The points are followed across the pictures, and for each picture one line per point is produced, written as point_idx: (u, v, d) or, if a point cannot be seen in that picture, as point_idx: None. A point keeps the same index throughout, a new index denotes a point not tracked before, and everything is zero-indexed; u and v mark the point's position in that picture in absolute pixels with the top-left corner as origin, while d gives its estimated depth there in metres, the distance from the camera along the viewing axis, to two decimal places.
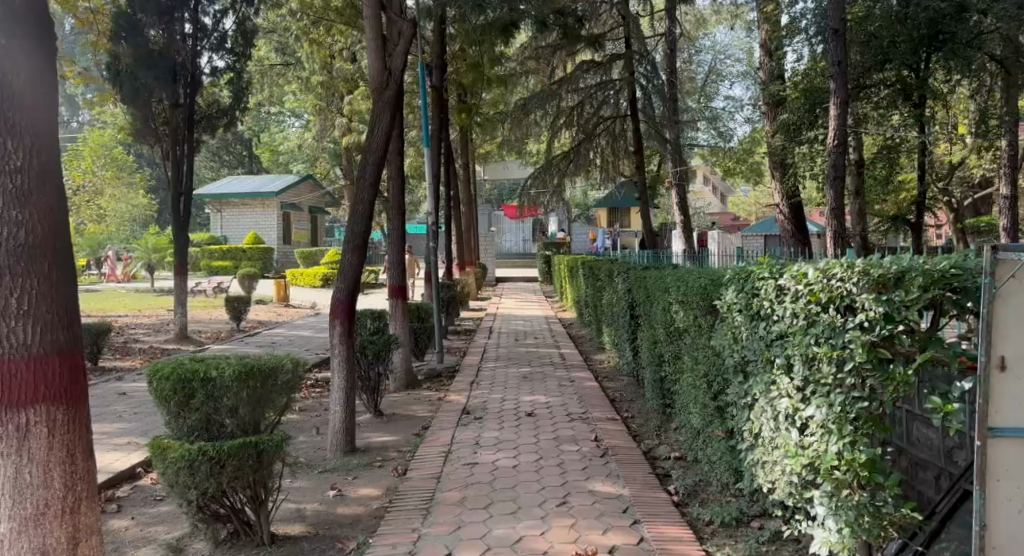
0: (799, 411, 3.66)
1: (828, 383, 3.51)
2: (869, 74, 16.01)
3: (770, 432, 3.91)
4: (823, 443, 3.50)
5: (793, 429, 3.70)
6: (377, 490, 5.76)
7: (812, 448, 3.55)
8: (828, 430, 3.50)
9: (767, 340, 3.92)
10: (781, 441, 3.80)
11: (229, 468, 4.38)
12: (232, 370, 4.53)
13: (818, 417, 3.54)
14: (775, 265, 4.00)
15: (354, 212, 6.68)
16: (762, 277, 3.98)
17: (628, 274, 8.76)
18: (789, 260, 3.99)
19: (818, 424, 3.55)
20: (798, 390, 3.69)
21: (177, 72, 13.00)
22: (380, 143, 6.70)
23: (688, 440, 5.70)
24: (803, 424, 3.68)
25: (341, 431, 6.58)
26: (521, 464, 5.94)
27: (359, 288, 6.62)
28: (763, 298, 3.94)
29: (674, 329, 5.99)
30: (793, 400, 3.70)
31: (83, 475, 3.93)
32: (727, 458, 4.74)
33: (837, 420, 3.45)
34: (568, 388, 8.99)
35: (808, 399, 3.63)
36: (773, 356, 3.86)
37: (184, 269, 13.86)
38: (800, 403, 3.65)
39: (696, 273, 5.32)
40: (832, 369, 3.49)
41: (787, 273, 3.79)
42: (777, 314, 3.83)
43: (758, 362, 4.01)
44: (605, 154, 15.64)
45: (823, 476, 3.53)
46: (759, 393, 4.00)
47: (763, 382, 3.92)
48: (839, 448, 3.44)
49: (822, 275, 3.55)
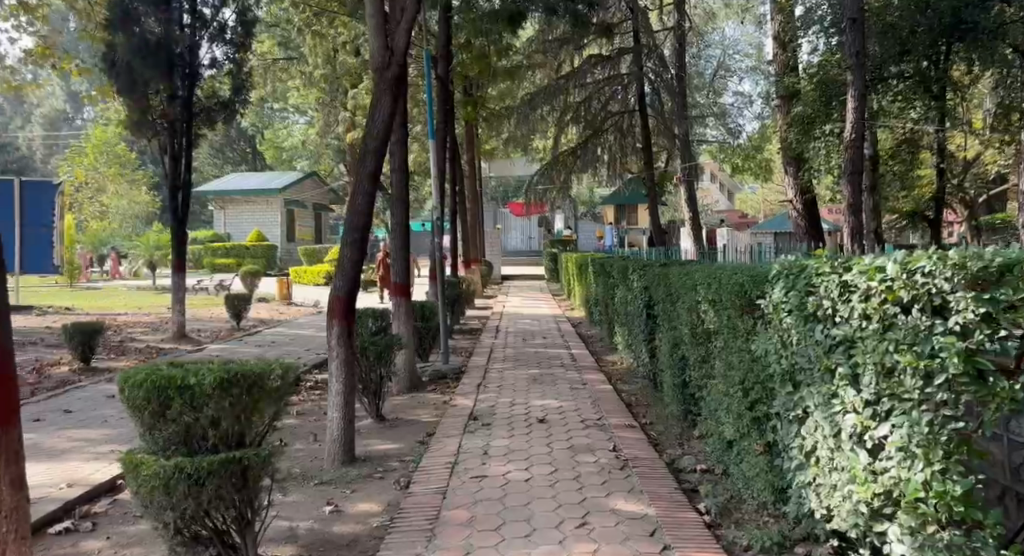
0: (870, 429, 3.16)
1: (909, 398, 3.00)
2: (887, 66, 15.35)
3: (829, 452, 3.42)
4: (904, 470, 3.00)
5: (862, 451, 3.20)
6: (378, 506, 5.27)
7: (889, 476, 3.06)
8: (909, 454, 3.00)
9: (826, 345, 3.42)
10: (845, 464, 3.30)
11: (210, 488, 3.89)
12: (212, 377, 3.98)
13: (896, 439, 3.03)
14: (833, 258, 3.51)
15: (355, 203, 6.18)
16: (821, 273, 3.49)
17: (644, 271, 8.27)
18: (849, 252, 3.52)
19: (895, 446, 3.04)
20: (866, 403, 3.20)
21: (176, 62, 12.54)
22: (382, 127, 6.22)
23: (720, 453, 5.25)
24: (875, 446, 3.18)
25: (339, 441, 6.11)
26: (534, 477, 5.45)
27: (360, 283, 6.14)
28: (822, 297, 3.44)
29: (702, 330, 5.51)
30: (860, 416, 3.21)
31: (10, 513, 3.51)
32: (769, 475, 4.27)
33: (924, 443, 2.94)
34: (580, 391, 8.51)
35: (880, 416, 3.14)
36: (835, 365, 3.36)
37: (184, 267, 13.41)
38: (870, 421, 3.15)
39: (729, 268, 4.84)
40: (917, 383, 2.96)
41: (855, 268, 3.28)
42: (841, 316, 3.33)
43: (814, 370, 3.52)
44: (612, 150, 15.09)
45: (902, 507, 3.02)
46: (815, 406, 3.50)
47: (823, 393, 3.43)
48: (925, 477, 2.93)
49: (902, 270, 3.04)
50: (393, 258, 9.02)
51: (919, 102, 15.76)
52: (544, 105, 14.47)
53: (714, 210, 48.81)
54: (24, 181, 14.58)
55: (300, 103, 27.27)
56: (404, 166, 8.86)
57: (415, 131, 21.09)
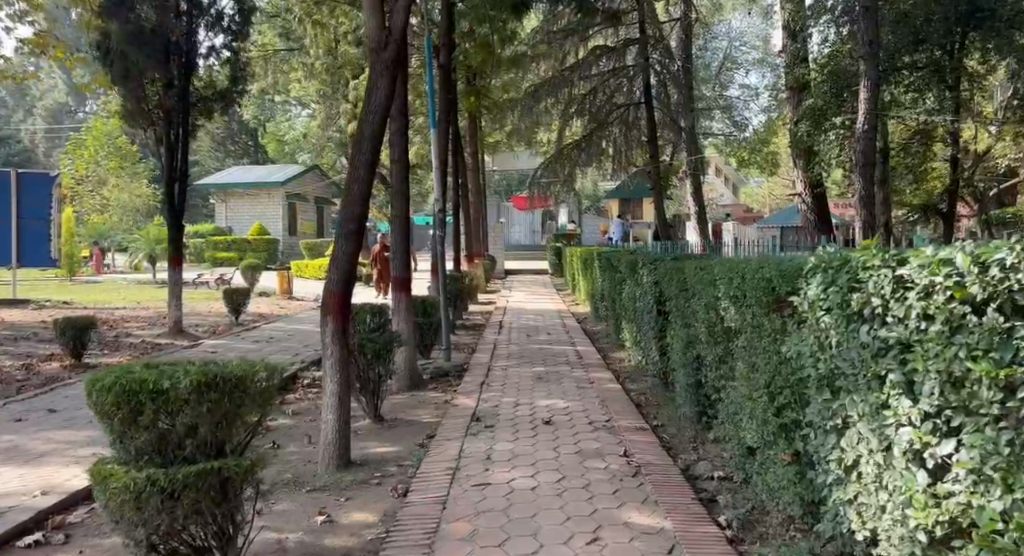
0: (931, 447, 2.75)
1: (984, 413, 2.58)
2: (901, 55, 14.81)
3: (877, 468, 3.04)
4: (974, 496, 2.59)
5: (921, 470, 2.81)
6: (372, 515, 4.93)
7: (957, 501, 2.64)
8: (983, 479, 2.59)
9: (874, 346, 3.03)
10: (897, 484, 2.93)
11: (185, 504, 3.52)
12: (188, 381, 3.61)
13: (965, 459, 2.63)
14: (882, 250, 3.12)
15: (352, 193, 5.83)
16: (869, 268, 3.11)
17: (654, 265, 7.90)
18: (900, 243, 3.14)
19: (963, 468, 2.64)
20: (925, 416, 2.80)
21: (171, 50, 12.14)
22: (379, 112, 5.85)
23: (742, 460, 4.92)
24: (936, 465, 2.78)
25: (334, 444, 5.76)
26: (541, 485, 5.09)
27: (357, 277, 5.79)
28: (871, 294, 3.06)
29: (722, 328, 5.15)
30: (917, 430, 2.81)
31: None
32: (799, 488, 3.93)
33: (1004, 467, 2.52)
34: (587, 391, 8.14)
35: (944, 431, 2.73)
36: (885, 371, 2.97)
37: (181, 260, 13.06)
38: (931, 437, 2.76)
39: (754, 263, 4.47)
40: (992, 396, 2.55)
41: (913, 261, 2.89)
42: (894, 315, 2.94)
43: (857, 375, 3.14)
44: (618, 143, 14.58)
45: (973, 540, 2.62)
46: (861, 416, 3.12)
47: (870, 402, 3.05)
48: (1005, 506, 2.52)
49: (973, 263, 2.66)
50: (392, 251, 8.66)
51: (933, 92, 15.44)
52: (547, 98, 14.15)
53: (719, 206, 48.35)
54: (21, 173, 14.19)
55: (301, 96, 26.93)
56: (403, 155, 8.48)
57: (417, 123, 20.70)
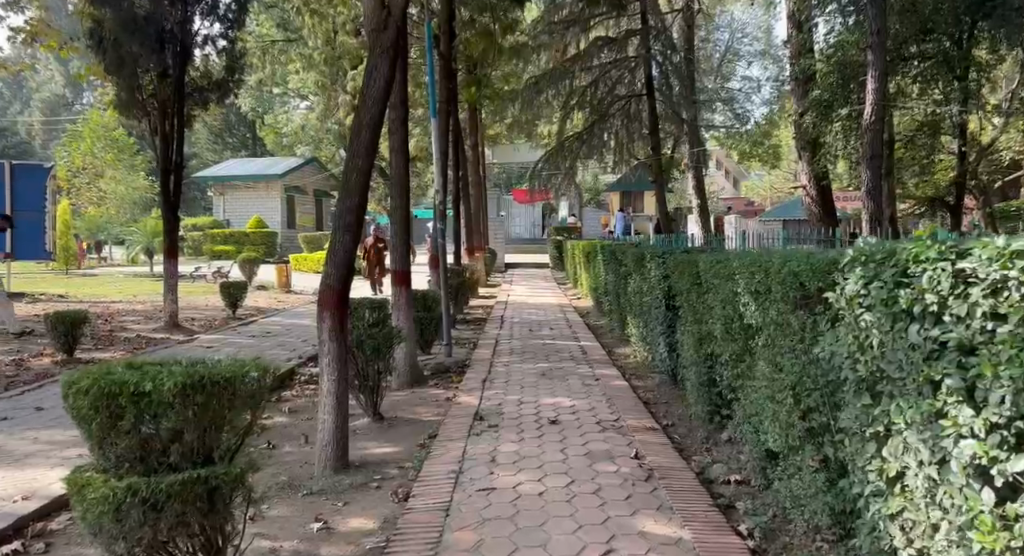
0: (1000, 463, 2.47)
1: None
2: (908, 44, 14.57)
3: (929, 481, 2.77)
4: None
5: (984, 488, 2.53)
6: (372, 522, 4.67)
7: None
8: None
9: (927, 348, 2.75)
10: (953, 501, 2.67)
11: (169, 515, 3.24)
12: (174, 383, 3.31)
13: None
14: (936, 241, 2.83)
15: (350, 182, 5.55)
16: (921, 262, 2.82)
17: (663, 259, 7.62)
18: (955, 234, 2.84)
19: None
20: (990, 427, 2.51)
21: (166, 38, 11.83)
22: (378, 98, 5.57)
23: (762, 464, 4.67)
24: (1002, 482, 2.50)
25: (331, 445, 5.49)
26: (550, 491, 4.83)
27: (355, 271, 5.52)
28: (924, 291, 2.76)
29: (741, 324, 4.88)
30: (980, 443, 2.53)
31: None
32: (828, 496, 3.68)
33: None
34: (592, 388, 7.87)
35: (1012, 446, 2.45)
36: (939, 376, 2.68)
37: (176, 253, 12.78)
38: (998, 451, 2.47)
39: (779, 256, 4.20)
40: None
41: (978, 254, 2.59)
42: (952, 315, 2.65)
43: (905, 379, 2.86)
44: (620, 136, 14.26)
45: None
46: (910, 424, 2.84)
47: (920, 410, 2.76)
48: None
49: None
50: (391, 245, 8.39)
51: (941, 82, 15.11)
52: (550, 88, 13.85)
53: (721, 198, 48.13)
54: (14, 164, 13.60)
55: (299, 87, 26.58)
56: (403, 145, 8.18)
57: (416, 115, 20.38)
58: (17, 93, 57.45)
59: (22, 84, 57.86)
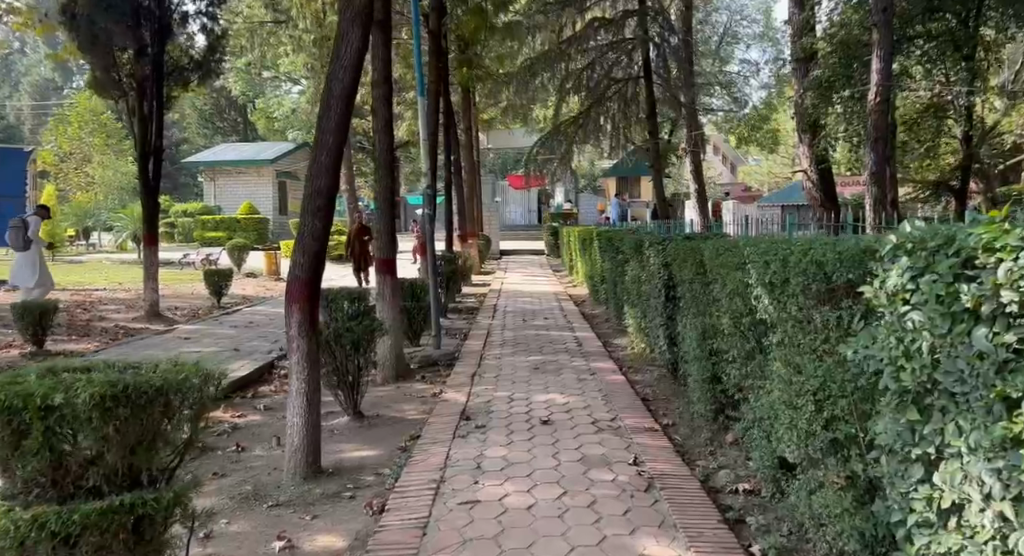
0: None
1: None
2: (915, 24, 13.94)
3: (1000, 519, 2.29)
4: None
5: None
6: (341, 541, 4.19)
7: None
8: None
9: (999, 357, 2.27)
10: None
11: (85, 550, 2.75)
12: (90, 395, 2.79)
13: None
14: (1012, 225, 2.33)
15: (318, 163, 5.02)
16: (991, 251, 2.32)
17: (663, 246, 7.13)
18: None
19: None
20: None
21: (142, 14, 11.20)
22: (350, 70, 5.04)
23: (773, 474, 4.19)
24: None
25: (300, 451, 5.00)
26: (540, 505, 4.34)
27: (325, 261, 5.01)
28: (999, 287, 2.26)
29: (752, 320, 4.40)
30: None
31: None
32: (857, 521, 3.19)
33: None
34: (588, 383, 7.39)
35: None
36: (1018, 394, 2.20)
37: (155, 240, 12.22)
38: None
39: (798, 243, 3.71)
40: None
41: None
42: None
43: (970, 395, 2.38)
44: (616, 119, 13.59)
45: None
46: (976, 449, 2.35)
47: (992, 434, 2.27)
48: None
49: None
50: (376, 230, 7.87)
51: (948, 63, 14.41)
52: (544, 72, 13.29)
53: (719, 184, 47.69)
54: None
55: (288, 70, 25.90)
56: (387, 125, 7.64)
57: (406, 99, 19.79)
58: (6, 77, 56.85)
59: (11, 67, 57.20)
